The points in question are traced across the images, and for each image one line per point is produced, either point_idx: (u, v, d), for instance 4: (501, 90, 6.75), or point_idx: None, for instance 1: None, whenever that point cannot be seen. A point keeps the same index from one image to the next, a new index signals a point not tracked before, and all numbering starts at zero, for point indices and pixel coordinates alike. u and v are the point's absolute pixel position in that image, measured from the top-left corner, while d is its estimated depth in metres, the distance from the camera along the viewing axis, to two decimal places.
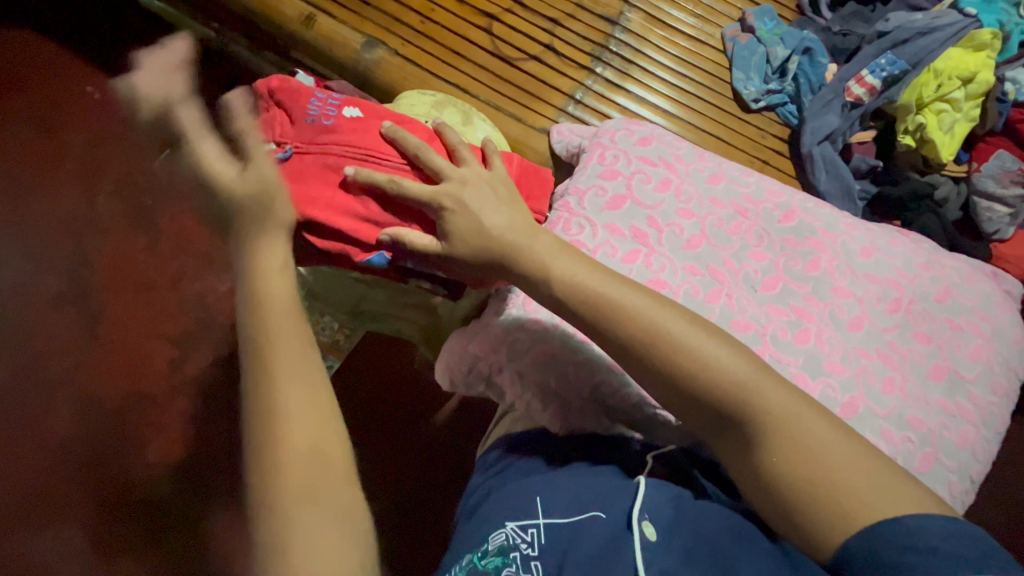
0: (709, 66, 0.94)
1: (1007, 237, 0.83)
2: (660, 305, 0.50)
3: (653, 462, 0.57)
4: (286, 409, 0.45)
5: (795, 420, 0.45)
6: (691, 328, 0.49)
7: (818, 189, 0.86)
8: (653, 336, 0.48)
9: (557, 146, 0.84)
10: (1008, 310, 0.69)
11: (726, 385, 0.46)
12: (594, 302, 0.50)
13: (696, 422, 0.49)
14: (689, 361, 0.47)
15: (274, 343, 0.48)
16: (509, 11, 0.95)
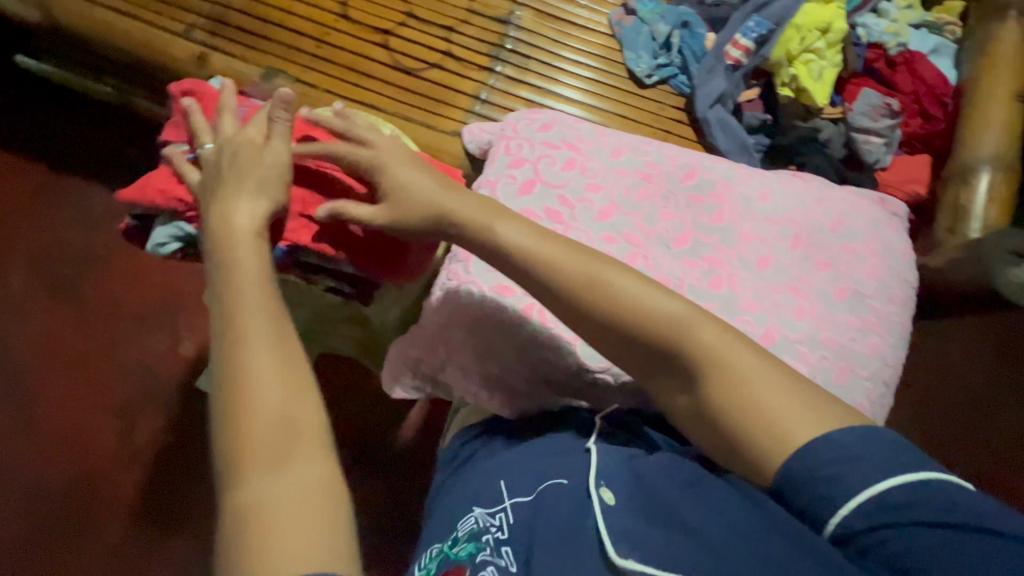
0: (601, 52, 1.00)
1: (887, 164, 0.91)
2: (588, 258, 0.52)
3: (602, 425, 0.59)
4: (251, 395, 0.43)
5: (726, 361, 0.47)
6: (622, 292, 0.50)
7: (718, 148, 0.92)
8: (579, 293, 0.51)
9: (470, 146, 0.87)
10: (893, 227, 0.76)
11: (661, 336, 0.49)
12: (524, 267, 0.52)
13: (644, 372, 0.51)
14: (618, 321, 0.50)
15: (247, 329, 0.46)
16: (403, 25, 0.98)
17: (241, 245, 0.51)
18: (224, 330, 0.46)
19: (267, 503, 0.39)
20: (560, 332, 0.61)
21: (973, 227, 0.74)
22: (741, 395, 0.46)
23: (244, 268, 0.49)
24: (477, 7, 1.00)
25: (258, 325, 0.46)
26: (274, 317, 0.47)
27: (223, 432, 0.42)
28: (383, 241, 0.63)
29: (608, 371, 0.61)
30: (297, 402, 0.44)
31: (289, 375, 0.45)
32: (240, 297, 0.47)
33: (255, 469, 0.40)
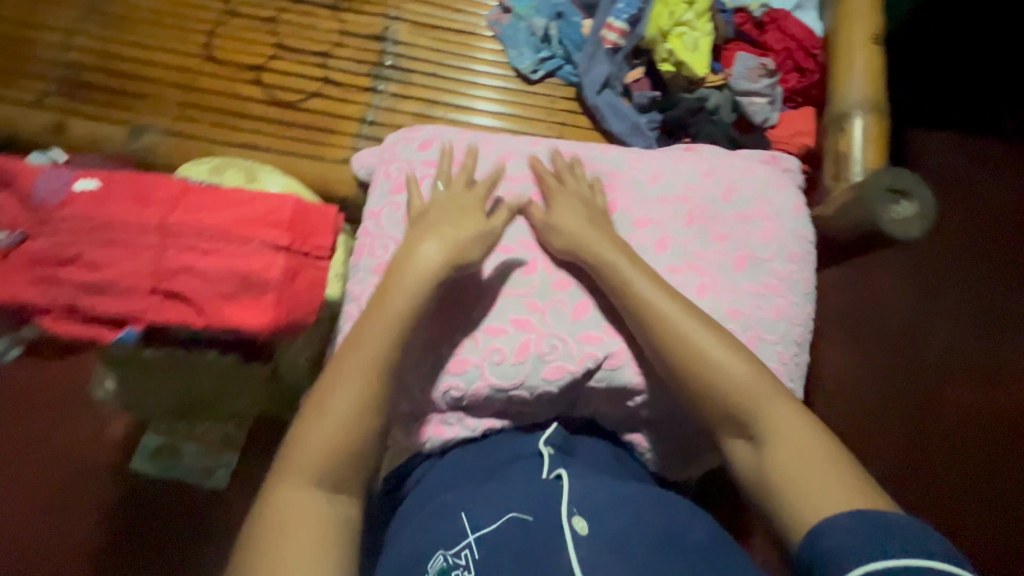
0: (483, 54, 0.98)
1: (775, 122, 0.93)
2: (672, 297, 0.60)
3: (552, 451, 0.61)
4: (319, 433, 0.51)
5: (788, 433, 0.52)
6: (702, 335, 0.58)
7: (612, 132, 0.93)
8: (660, 317, 0.59)
9: (364, 173, 0.82)
10: (784, 185, 0.78)
11: (729, 381, 0.56)
12: (620, 283, 0.62)
13: (699, 409, 0.57)
14: (695, 357, 0.57)
15: (343, 382, 0.53)
16: (275, 58, 0.94)
17: (395, 306, 0.56)
18: (333, 371, 0.54)
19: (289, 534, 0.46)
20: (466, 355, 0.63)
21: (855, 172, 0.76)
22: (783, 455, 0.51)
23: (371, 335, 0.55)
24: (349, 28, 0.97)
25: (364, 367, 0.54)
26: (372, 385, 0.53)
27: (296, 441, 0.51)
28: (249, 310, 0.50)
29: (521, 386, 0.62)
30: (353, 440, 0.52)
31: (360, 419, 0.52)
32: (344, 356, 0.54)
33: (301, 494, 0.49)
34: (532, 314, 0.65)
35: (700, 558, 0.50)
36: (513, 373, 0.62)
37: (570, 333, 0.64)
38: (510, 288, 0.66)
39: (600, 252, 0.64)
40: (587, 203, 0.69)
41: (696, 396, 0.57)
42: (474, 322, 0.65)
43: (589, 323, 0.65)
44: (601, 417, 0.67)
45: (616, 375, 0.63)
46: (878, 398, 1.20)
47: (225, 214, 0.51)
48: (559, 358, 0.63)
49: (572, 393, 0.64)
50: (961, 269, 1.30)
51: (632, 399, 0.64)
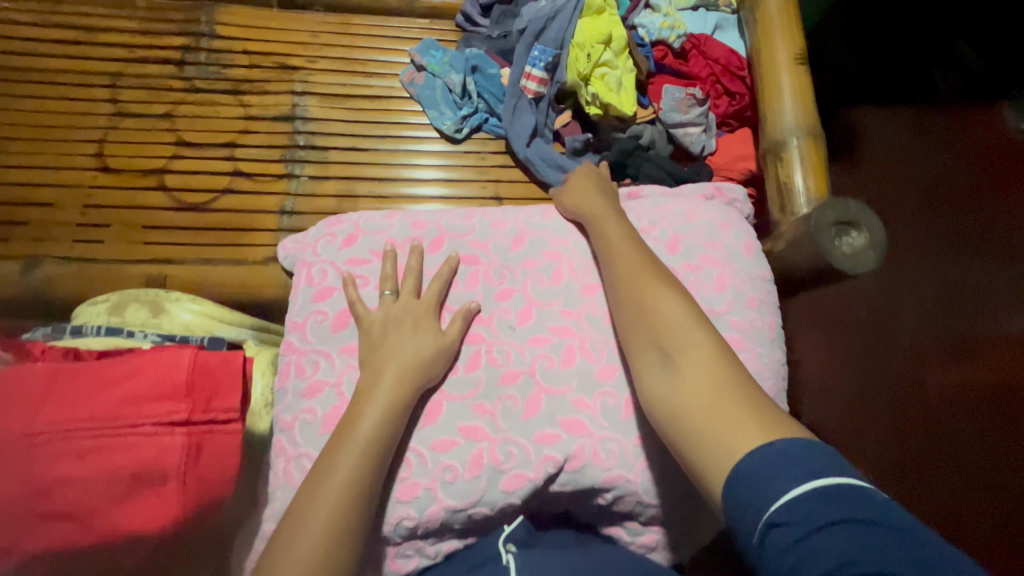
0: (402, 118, 0.92)
1: (714, 148, 0.90)
2: (641, 259, 0.60)
3: (514, 549, 0.54)
4: (289, 571, 0.45)
5: (704, 362, 0.48)
6: (655, 286, 0.56)
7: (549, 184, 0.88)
8: (618, 267, 0.60)
9: (286, 263, 0.74)
10: (732, 224, 0.74)
11: (660, 315, 0.53)
12: (606, 250, 0.63)
13: (635, 344, 0.55)
14: (635, 298, 0.56)
15: (315, 508, 0.47)
16: (176, 156, 0.87)
17: (371, 422, 0.52)
18: (352, 413, 0.53)
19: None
20: (415, 478, 0.55)
21: (800, 203, 0.73)
22: (697, 379, 0.47)
23: (364, 416, 0.52)
24: (254, 110, 0.90)
25: (373, 429, 0.52)
26: (361, 487, 0.49)
27: (301, 496, 0.49)
28: (146, 508, 0.44)
29: (479, 503, 0.55)
30: (345, 514, 0.48)
31: (361, 487, 0.49)
32: (323, 474, 0.49)
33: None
34: (482, 419, 0.58)
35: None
36: (468, 490, 0.55)
37: (524, 435, 0.57)
38: (450, 390, 0.59)
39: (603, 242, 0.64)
40: (605, 197, 0.70)
41: (633, 334, 0.55)
42: (410, 439, 0.57)
43: (543, 419, 0.58)
44: (574, 511, 0.60)
45: (579, 477, 0.57)
46: None
47: (108, 397, 0.46)
48: (516, 466, 0.56)
49: (537, 497, 0.58)
50: (923, 246, 1.27)
51: (602, 497, 0.58)
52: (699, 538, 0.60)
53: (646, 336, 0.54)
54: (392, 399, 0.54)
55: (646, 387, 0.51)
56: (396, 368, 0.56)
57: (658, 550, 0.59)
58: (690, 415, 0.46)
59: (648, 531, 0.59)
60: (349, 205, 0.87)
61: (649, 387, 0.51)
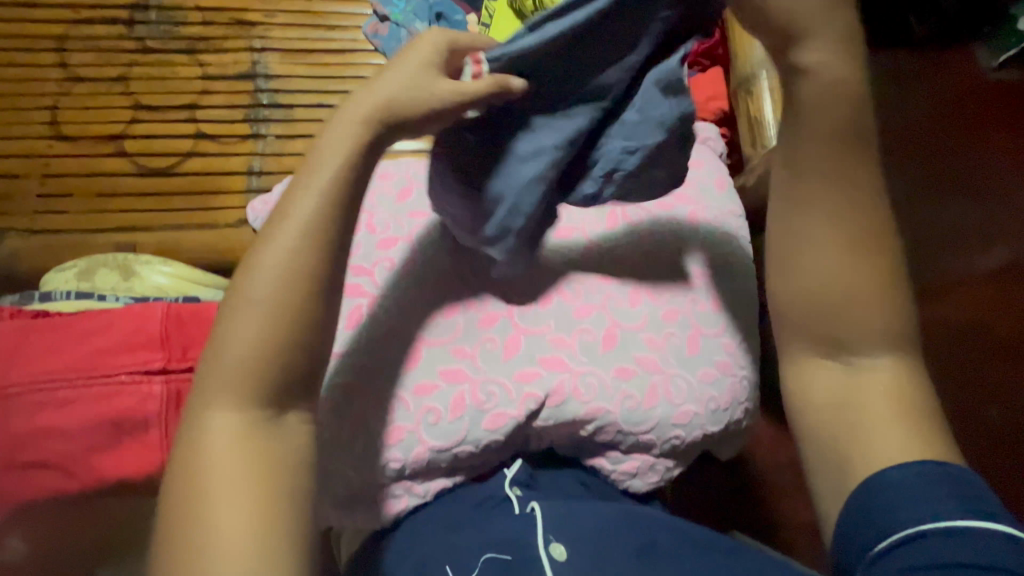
0: (368, 72, 0.90)
1: (687, 88, 0.89)
2: (857, 220, 0.47)
3: (520, 492, 0.58)
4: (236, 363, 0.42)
5: (890, 387, 0.48)
6: (851, 259, 0.47)
7: None
8: (810, 229, 0.48)
9: (256, 223, 0.77)
10: (702, 163, 0.75)
11: (850, 309, 0.48)
12: (795, 201, 0.48)
13: (821, 337, 0.50)
14: (826, 278, 0.48)
15: (266, 265, 0.43)
16: (135, 120, 0.84)
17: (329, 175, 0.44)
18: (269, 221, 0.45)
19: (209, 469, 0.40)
20: (398, 422, 0.55)
21: (771, 135, 0.74)
22: (879, 406, 0.48)
23: (290, 214, 0.44)
24: (212, 69, 0.87)
25: (294, 233, 0.43)
26: (318, 243, 0.44)
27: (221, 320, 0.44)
28: (132, 455, 0.45)
29: (463, 442, 0.56)
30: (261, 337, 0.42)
31: (275, 307, 0.42)
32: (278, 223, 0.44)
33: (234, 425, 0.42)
34: (462, 361, 0.58)
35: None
36: (452, 431, 0.56)
37: (505, 374, 0.57)
38: (428, 337, 0.59)
39: (805, 158, 0.47)
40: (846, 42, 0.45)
41: (810, 316, 0.50)
42: (391, 384, 0.56)
43: (522, 359, 0.58)
44: (558, 447, 0.62)
45: (561, 412, 0.57)
46: None
47: (82, 351, 0.46)
48: (498, 404, 0.56)
49: (521, 434, 0.58)
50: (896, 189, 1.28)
51: (584, 429, 0.58)
52: (677, 465, 0.62)
53: (825, 328, 0.49)
54: (314, 199, 0.44)
55: (808, 377, 0.51)
56: (348, 134, 0.45)
57: (639, 477, 0.61)
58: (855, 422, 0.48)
59: (629, 459, 0.60)
60: None
61: (814, 375, 0.50)
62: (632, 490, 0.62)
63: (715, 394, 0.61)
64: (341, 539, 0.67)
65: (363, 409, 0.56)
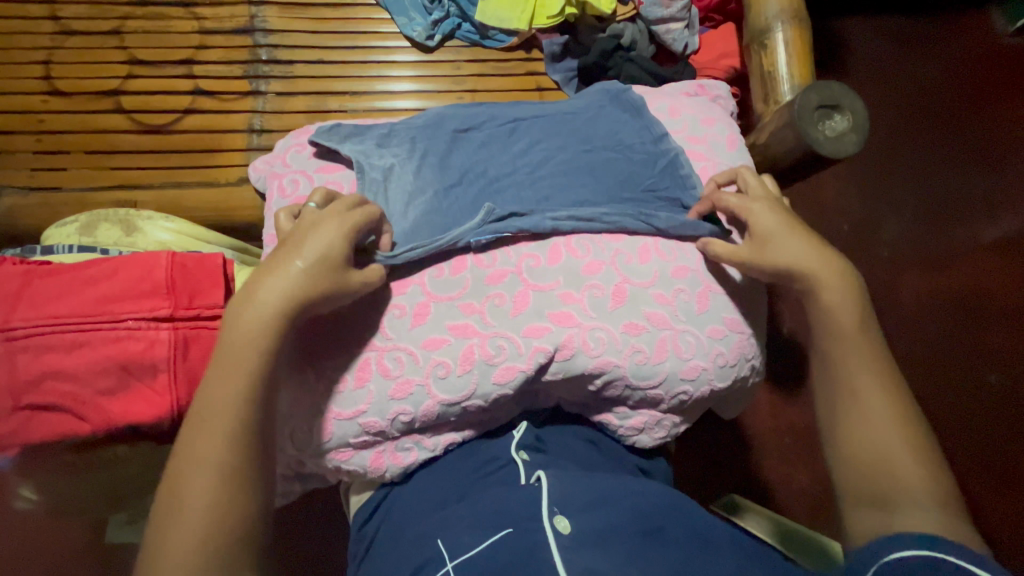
0: (369, 28, 0.87)
1: (697, 46, 0.88)
2: (888, 389, 0.53)
3: (527, 456, 0.57)
4: (205, 452, 0.44)
5: (934, 531, 0.46)
6: (884, 416, 0.52)
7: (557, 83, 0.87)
8: (852, 387, 0.54)
9: (259, 184, 0.74)
10: (715, 117, 0.73)
11: (891, 462, 0.50)
12: (832, 365, 0.55)
13: (837, 426, 0.54)
14: (867, 435, 0.52)
15: (238, 366, 0.46)
16: (131, 75, 0.81)
17: (293, 275, 0.47)
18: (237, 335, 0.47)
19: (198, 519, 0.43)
20: (408, 376, 0.55)
21: (784, 91, 0.72)
22: (897, 485, 0.49)
23: (248, 324, 0.46)
24: (209, 23, 0.84)
25: (246, 337, 0.46)
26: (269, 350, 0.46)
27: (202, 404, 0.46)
28: (139, 401, 0.45)
29: (472, 396, 0.55)
30: (225, 424, 0.45)
31: (238, 399, 0.45)
32: (233, 346, 0.45)
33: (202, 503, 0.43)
34: (471, 317, 0.57)
35: (687, 556, 0.46)
36: (460, 385, 0.55)
37: (514, 330, 0.56)
38: (436, 292, 0.58)
39: (800, 265, 0.58)
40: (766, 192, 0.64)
41: (856, 472, 0.51)
42: (401, 339, 0.56)
43: (531, 315, 0.57)
44: (565, 403, 0.62)
45: (570, 366, 0.56)
46: None
47: (92, 296, 0.46)
48: (507, 359, 0.55)
49: (530, 388, 0.58)
50: (905, 157, 1.26)
51: (593, 383, 0.58)
52: (684, 421, 0.63)
53: (867, 478, 0.50)
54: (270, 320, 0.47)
55: (852, 519, 0.50)
56: (317, 243, 0.49)
57: (646, 433, 0.61)
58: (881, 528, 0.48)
59: (637, 414, 0.61)
60: (320, 121, 0.83)
61: (858, 522, 0.50)
62: (638, 446, 0.62)
63: (724, 350, 0.60)
64: (348, 497, 0.67)
65: (373, 360, 0.56)
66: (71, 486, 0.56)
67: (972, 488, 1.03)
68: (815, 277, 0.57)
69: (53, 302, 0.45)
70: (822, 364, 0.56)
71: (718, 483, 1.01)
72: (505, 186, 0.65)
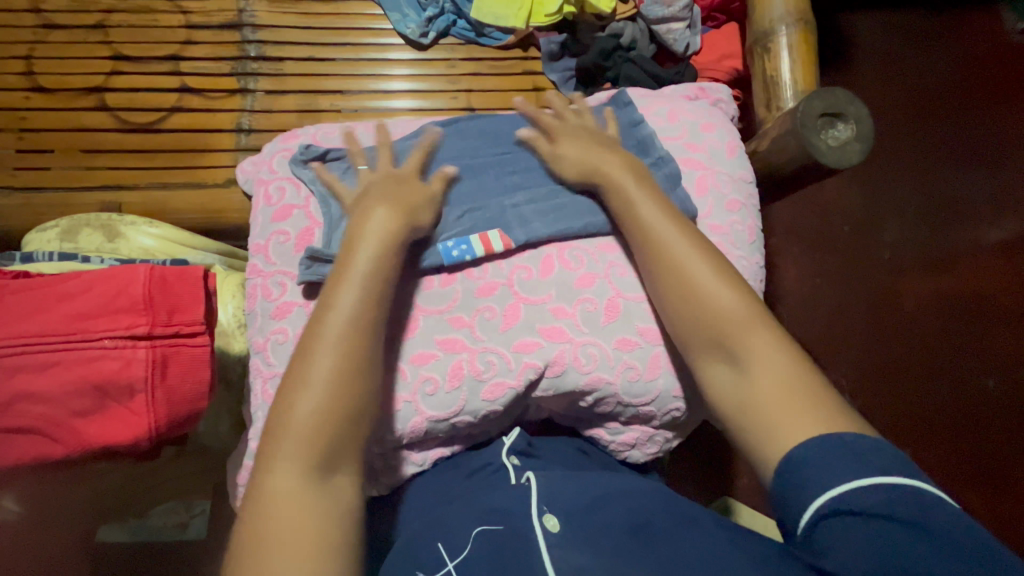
0: (362, 25, 0.84)
1: (698, 47, 0.86)
2: (695, 248, 0.53)
3: (516, 461, 0.56)
4: (318, 387, 0.45)
5: (776, 371, 0.47)
6: (708, 282, 0.51)
7: (553, 82, 0.85)
8: (672, 262, 0.53)
9: (246, 186, 0.72)
10: (717, 123, 0.70)
11: (721, 311, 0.50)
12: (649, 239, 0.54)
13: (694, 335, 0.51)
14: (694, 303, 0.51)
15: (348, 291, 0.48)
16: (116, 72, 0.79)
17: (385, 210, 0.53)
18: (342, 253, 0.51)
19: (300, 461, 0.43)
20: (395, 392, 0.54)
21: (786, 96, 0.70)
22: (771, 385, 0.46)
23: (357, 248, 0.50)
24: (196, 18, 0.82)
25: (361, 266, 0.49)
26: (382, 275, 0.50)
27: (316, 313, 0.48)
28: (117, 422, 0.44)
29: (460, 413, 0.54)
30: (349, 351, 0.46)
31: (358, 324, 0.47)
32: (343, 268, 0.49)
33: (311, 438, 0.44)
34: (460, 331, 0.56)
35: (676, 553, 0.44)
36: (449, 401, 0.54)
37: (505, 345, 0.55)
38: (426, 305, 0.57)
39: (618, 191, 0.57)
40: (589, 132, 0.63)
41: (722, 383, 0.49)
42: (387, 353, 0.55)
43: (522, 328, 0.56)
44: (557, 417, 0.61)
45: (561, 382, 0.55)
46: (861, 306, 1.15)
47: (65, 314, 0.45)
48: (497, 374, 0.54)
49: (520, 404, 0.57)
50: (909, 158, 1.23)
51: (584, 400, 0.57)
52: (676, 436, 0.62)
53: (704, 338, 0.50)
54: (370, 253, 0.50)
55: (706, 380, 0.51)
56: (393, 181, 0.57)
57: (638, 448, 0.60)
58: (752, 411, 0.47)
59: (629, 430, 0.59)
60: (310, 121, 0.80)
61: (711, 379, 0.50)
62: (631, 460, 0.61)
63: None
64: None
65: None
66: (53, 496, 0.56)
67: (967, 492, 1.03)
68: (635, 201, 0.56)
69: (29, 322, 0.44)
70: (645, 257, 0.55)
71: (711, 486, 1.01)
72: (478, 208, 0.62)
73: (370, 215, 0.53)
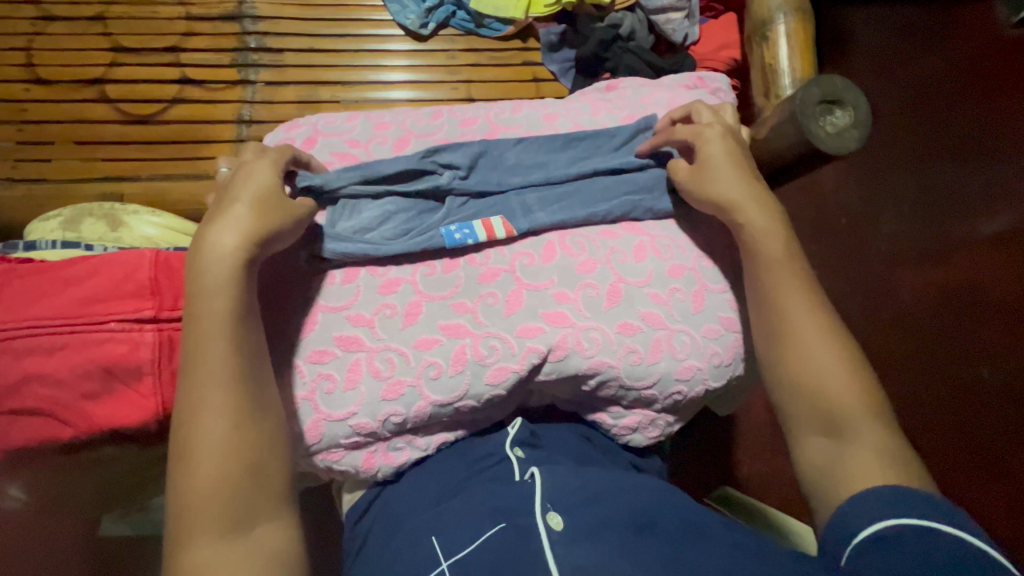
0: (362, 17, 0.84)
1: (697, 37, 0.86)
2: (815, 315, 0.55)
3: (521, 453, 0.56)
4: (206, 453, 0.43)
5: (875, 452, 0.49)
6: (830, 358, 0.53)
7: (553, 73, 0.86)
8: (792, 329, 0.54)
9: None
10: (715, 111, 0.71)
11: (834, 389, 0.52)
12: (772, 301, 0.55)
13: (799, 404, 0.53)
14: (811, 373, 0.52)
15: (209, 342, 0.45)
16: (116, 63, 0.79)
17: (226, 238, 0.47)
18: (192, 295, 0.46)
19: (218, 527, 0.42)
20: (399, 377, 0.54)
21: (784, 84, 0.70)
22: (862, 465, 0.49)
23: (212, 289, 0.46)
24: (195, 10, 0.82)
25: (220, 309, 0.45)
26: (239, 321, 0.46)
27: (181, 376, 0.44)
28: (124, 404, 0.45)
29: (464, 397, 0.55)
30: (222, 410, 0.43)
31: (228, 378, 0.44)
32: (198, 315, 0.45)
33: (216, 502, 0.42)
34: (463, 317, 0.56)
35: (684, 548, 0.45)
36: (453, 385, 0.54)
37: (507, 330, 0.56)
38: (428, 291, 0.58)
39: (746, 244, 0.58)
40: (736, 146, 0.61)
41: (816, 451, 0.52)
42: (391, 338, 0.55)
43: (524, 315, 0.56)
44: (561, 402, 0.61)
45: (563, 366, 0.56)
46: None
47: (72, 297, 0.45)
48: (500, 359, 0.55)
49: (523, 388, 0.58)
50: (906, 150, 1.24)
51: (586, 383, 0.57)
52: (677, 421, 0.62)
53: (813, 407, 0.52)
54: (220, 293, 0.46)
55: (802, 448, 0.53)
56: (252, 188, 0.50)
57: (640, 432, 0.61)
58: (841, 483, 0.49)
59: (631, 414, 0.60)
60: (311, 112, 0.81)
61: (807, 450, 0.52)
62: (633, 445, 0.62)
63: (719, 349, 0.60)
64: (340, 496, 0.66)
65: (363, 362, 0.54)
66: (57, 484, 0.56)
67: (965, 482, 1.04)
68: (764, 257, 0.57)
69: (34, 305, 0.44)
70: (762, 316, 0.56)
71: (712, 475, 1.02)
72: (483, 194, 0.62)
73: (211, 250, 0.47)
